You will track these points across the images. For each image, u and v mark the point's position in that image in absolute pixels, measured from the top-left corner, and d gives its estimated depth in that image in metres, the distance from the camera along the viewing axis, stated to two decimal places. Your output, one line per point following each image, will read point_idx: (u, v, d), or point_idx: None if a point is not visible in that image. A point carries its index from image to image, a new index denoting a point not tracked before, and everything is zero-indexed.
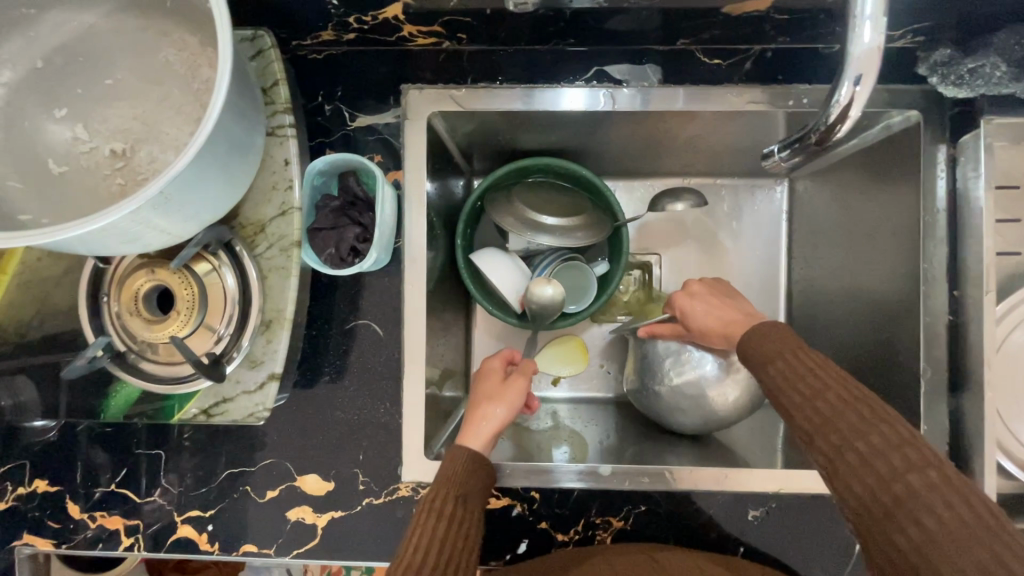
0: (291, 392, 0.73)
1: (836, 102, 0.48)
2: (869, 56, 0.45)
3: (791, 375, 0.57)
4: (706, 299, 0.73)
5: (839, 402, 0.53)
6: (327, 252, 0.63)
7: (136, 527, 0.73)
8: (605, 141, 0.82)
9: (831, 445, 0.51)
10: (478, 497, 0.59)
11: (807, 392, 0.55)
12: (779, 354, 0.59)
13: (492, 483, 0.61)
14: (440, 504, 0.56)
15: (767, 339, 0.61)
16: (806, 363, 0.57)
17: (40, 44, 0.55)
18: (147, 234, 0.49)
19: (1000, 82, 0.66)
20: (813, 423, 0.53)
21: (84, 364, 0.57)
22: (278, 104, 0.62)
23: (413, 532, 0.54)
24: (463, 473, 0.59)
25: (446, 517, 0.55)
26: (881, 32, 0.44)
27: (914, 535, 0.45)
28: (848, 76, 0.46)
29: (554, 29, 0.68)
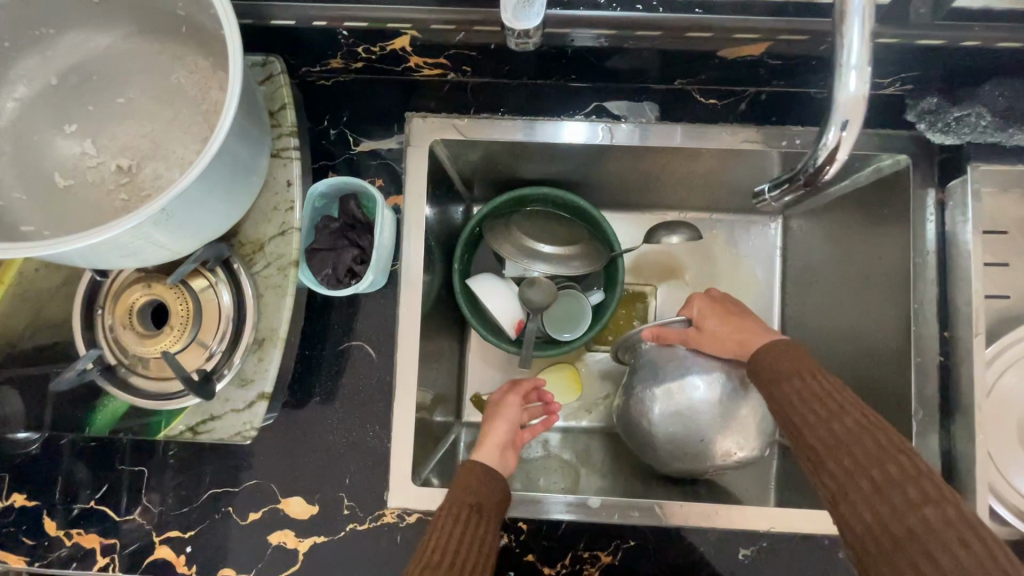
0: (281, 412, 0.72)
1: (823, 146, 0.49)
2: (854, 103, 0.46)
3: (805, 395, 0.59)
4: (718, 308, 0.76)
5: (855, 428, 0.55)
6: (324, 273, 0.64)
7: (112, 546, 0.72)
8: (603, 173, 0.84)
9: (844, 469, 0.53)
10: (495, 505, 0.63)
11: (822, 412, 0.57)
12: (793, 373, 0.61)
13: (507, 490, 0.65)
14: (458, 508, 0.62)
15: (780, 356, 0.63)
16: (820, 384, 0.59)
17: (55, 62, 0.57)
18: (146, 250, 0.49)
19: (986, 130, 0.64)
20: (825, 444, 0.55)
21: (72, 376, 0.58)
22: (284, 126, 0.63)
23: (431, 532, 0.60)
24: (478, 481, 0.64)
25: (460, 521, 0.60)
26: (866, 81, 0.45)
27: (925, 569, 0.46)
28: (833, 120, 0.47)
29: (556, 65, 0.70)
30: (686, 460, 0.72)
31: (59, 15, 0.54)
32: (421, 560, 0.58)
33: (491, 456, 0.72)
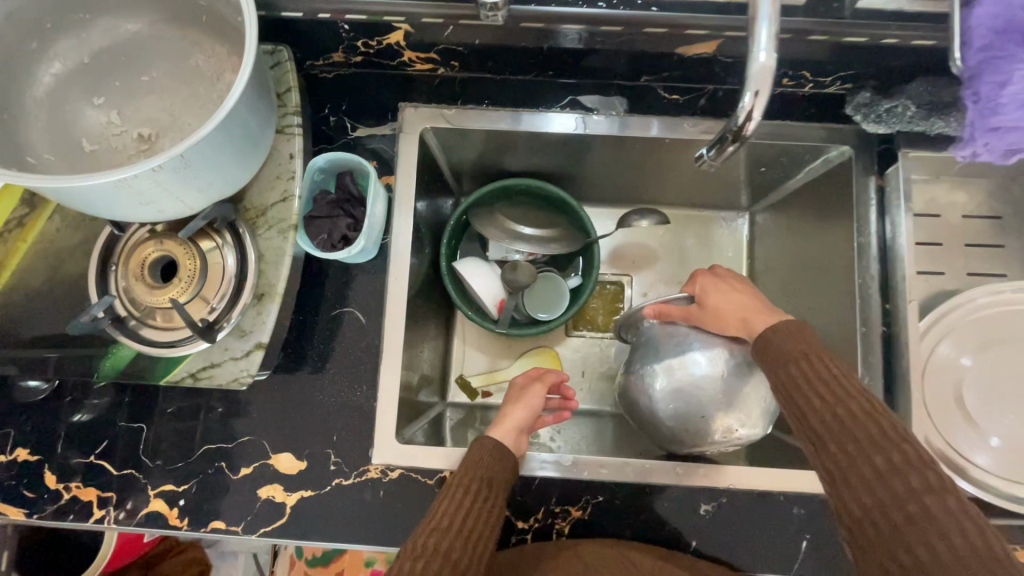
0: (275, 373, 0.78)
1: (740, 111, 0.48)
2: (764, 73, 0.45)
3: (810, 379, 0.60)
4: (724, 284, 0.76)
5: (861, 414, 0.56)
6: (319, 238, 0.70)
7: (109, 499, 0.75)
8: (580, 165, 0.91)
9: (847, 454, 0.55)
10: (502, 483, 0.66)
11: (827, 398, 0.58)
12: (799, 355, 0.61)
13: (516, 470, 0.68)
14: (467, 480, 0.65)
15: (784, 339, 0.63)
16: (826, 369, 0.60)
17: (88, 43, 0.64)
18: (161, 198, 0.56)
19: (912, 120, 0.72)
20: (829, 429, 0.57)
21: (87, 321, 0.62)
22: (289, 107, 0.71)
23: (442, 500, 0.64)
24: (491, 458, 0.67)
25: (470, 492, 0.64)
26: (774, 52, 0.45)
27: (921, 554, 0.49)
28: (747, 88, 0.46)
29: (534, 62, 0.78)
30: (688, 437, 0.73)
31: (95, 2, 0.62)
32: (431, 523, 0.62)
33: (504, 435, 0.72)
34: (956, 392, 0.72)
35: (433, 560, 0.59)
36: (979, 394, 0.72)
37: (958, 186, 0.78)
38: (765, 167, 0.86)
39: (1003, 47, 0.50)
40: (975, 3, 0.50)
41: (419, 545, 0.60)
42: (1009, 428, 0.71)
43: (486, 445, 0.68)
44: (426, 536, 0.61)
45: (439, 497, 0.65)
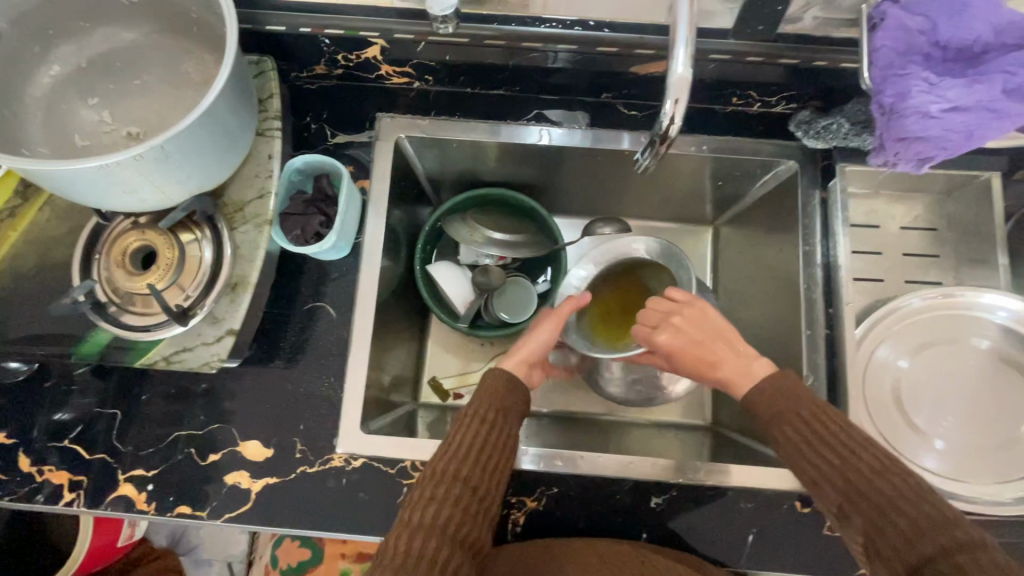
0: (247, 363, 0.81)
1: (663, 116, 0.53)
2: (681, 83, 0.51)
3: (814, 442, 0.63)
4: (690, 335, 0.73)
5: (869, 473, 0.59)
6: (293, 234, 0.75)
7: (80, 483, 0.78)
8: (548, 177, 0.96)
9: (869, 518, 0.57)
10: (517, 414, 0.72)
11: (835, 458, 0.61)
12: (795, 416, 0.64)
13: (528, 401, 0.74)
14: (484, 411, 0.70)
15: (774, 398, 0.66)
16: (827, 428, 0.63)
17: (86, 49, 0.70)
18: (143, 188, 0.60)
19: (847, 136, 0.78)
20: (845, 493, 0.59)
21: (67, 303, 0.66)
22: (269, 112, 0.75)
23: (458, 429, 0.69)
24: (507, 389, 0.72)
25: (487, 422, 0.69)
26: (689, 63, 0.50)
27: None
28: (667, 95, 0.52)
29: (501, 77, 0.84)
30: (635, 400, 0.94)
31: (95, 13, 0.68)
32: (450, 451, 0.67)
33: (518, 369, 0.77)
34: (895, 394, 0.74)
35: (453, 485, 0.64)
36: (918, 393, 0.74)
37: (896, 199, 0.83)
38: (722, 181, 0.90)
39: (903, 66, 0.55)
40: (879, 28, 0.56)
41: (439, 472, 0.65)
42: (948, 427, 0.73)
43: (499, 377, 0.73)
44: (444, 465, 0.66)
45: (455, 426, 0.70)
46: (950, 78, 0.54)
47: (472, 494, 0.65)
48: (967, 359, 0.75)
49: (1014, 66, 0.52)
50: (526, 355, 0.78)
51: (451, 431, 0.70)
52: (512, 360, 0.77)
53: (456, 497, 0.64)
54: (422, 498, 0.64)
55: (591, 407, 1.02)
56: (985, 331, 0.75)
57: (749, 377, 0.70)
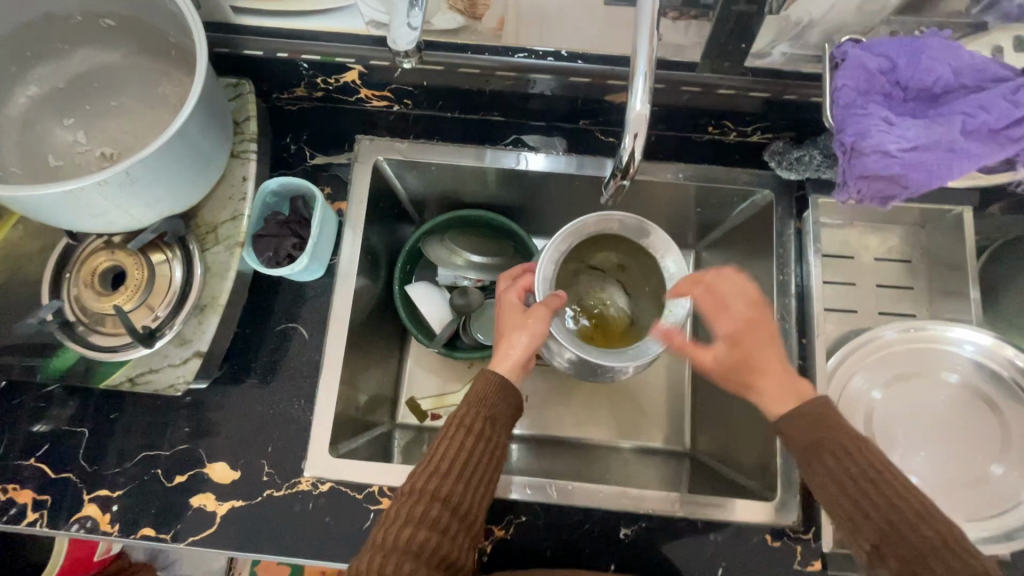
0: (217, 383, 0.80)
1: (623, 150, 0.54)
2: (640, 118, 0.52)
3: (858, 476, 0.58)
4: (761, 331, 0.66)
5: (912, 519, 0.55)
6: (266, 256, 0.75)
7: (43, 503, 0.77)
8: (528, 200, 0.96)
9: (910, 568, 0.54)
10: (504, 422, 0.70)
11: (875, 497, 0.57)
12: (839, 448, 0.59)
13: (518, 407, 0.72)
14: (470, 421, 0.67)
15: (814, 424, 0.61)
16: (873, 465, 0.58)
17: (64, 70, 0.70)
18: (111, 211, 0.61)
19: (819, 166, 0.79)
20: (882, 534, 0.56)
21: (33, 322, 0.67)
22: (246, 134, 0.77)
23: (442, 440, 0.66)
24: (496, 397, 0.69)
25: (472, 434, 0.67)
26: (648, 100, 0.51)
27: None
28: (627, 130, 0.53)
29: (480, 102, 0.85)
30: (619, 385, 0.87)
31: (73, 35, 0.69)
32: (430, 467, 0.64)
33: (513, 370, 0.71)
34: (867, 428, 0.73)
35: (431, 504, 0.63)
36: (888, 426, 0.73)
37: (870, 230, 0.83)
38: (700, 208, 0.90)
39: (865, 105, 0.55)
40: (840, 67, 0.56)
41: (418, 489, 0.63)
42: (918, 461, 0.72)
43: (489, 383, 0.70)
44: (424, 481, 0.64)
45: (439, 436, 0.67)
46: (910, 119, 0.54)
47: (453, 512, 0.63)
48: (937, 393, 0.74)
49: (972, 108, 0.53)
50: (523, 357, 0.71)
51: (435, 440, 0.67)
52: (506, 364, 0.71)
53: (435, 516, 0.62)
54: (397, 519, 0.62)
55: (570, 430, 1.00)
56: (955, 365, 0.75)
57: (798, 396, 0.63)
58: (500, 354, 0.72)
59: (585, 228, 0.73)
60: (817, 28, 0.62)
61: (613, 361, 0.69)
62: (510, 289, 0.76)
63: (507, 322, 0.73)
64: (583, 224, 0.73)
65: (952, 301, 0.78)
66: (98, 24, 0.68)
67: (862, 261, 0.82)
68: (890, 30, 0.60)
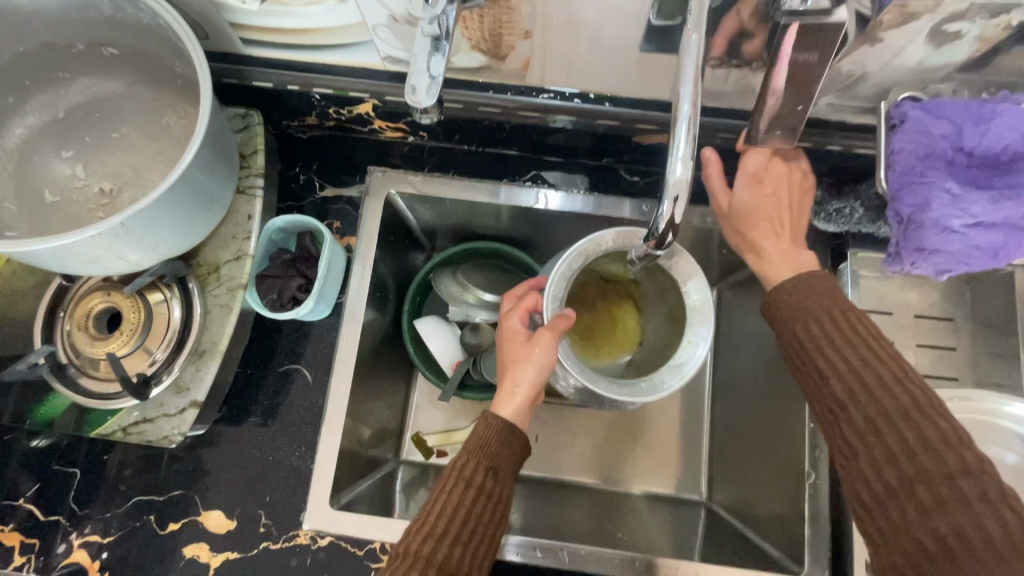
0: (215, 425, 0.77)
1: (660, 216, 0.50)
2: (681, 184, 0.48)
3: (835, 338, 0.57)
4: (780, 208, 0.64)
5: (887, 382, 0.54)
6: (270, 297, 0.72)
7: (32, 546, 0.73)
8: (544, 236, 0.92)
9: (869, 424, 0.54)
10: (507, 470, 0.64)
11: (856, 360, 0.55)
12: (822, 312, 0.58)
13: (522, 452, 0.66)
14: (470, 473, 0.62)
15: (803, 286, 0.60)
16: (854, 330, 0.57)
17: (64, 100, 0.67)
18: (108, 259, 0.57)
19: (861, 221, 0.74)
20: (852, 390, 0.55)
21: (24, 368, 0.64)
22: (253, 168, 0.73)
23: (440, 494, 0.61)
24: (498, 442, 0.64)
25: (472, 487, 0.61)
26: (690, 166, 0.47)
27: (950, 540, 0.48)
28: (667, 194, 0.49)
29: (499, 137, 0.81)
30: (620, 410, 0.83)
31: (74, 64, 0.65)
32: (425, 528, 0.59)
33: (517, 411, 0.66)
34: None
35: (426, 571, 0.57)
36: None
37: (910, 285, 0.78)
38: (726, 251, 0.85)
39: (923, 172, 0.52)
40: (897, 130, 0.53)
41: (413, 552, 0.58)
42: None
43: (491, 428, 0.65)
44: (420, 543, 0.58)
45: (436, 489, 0.62)
46: (975, 191, 0.51)
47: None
48: None
49: None
50: (525, 394, 0.66)
51: (431, 493, 0.62)
52: (509, 404, 0.66)
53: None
54: None
55: (578, 474, 0.95)
56: (1010, 444, 0.68)
57: (794, 263, 0.62)
58: (502, 394, 0.66)
59: (596, 245, 0.67)
60: (870, 82, 0.57)
61: (622, 393, 0.64)
62: (510, 316, 0.71)
63: (509, 354, 0.68)
64: (593, 241, 0.67)
65: (1000, 368, 0.73)
66: (101, 52, 0.64)
67: (904, 319, 0.77)
68: (950, 88, 0.56)
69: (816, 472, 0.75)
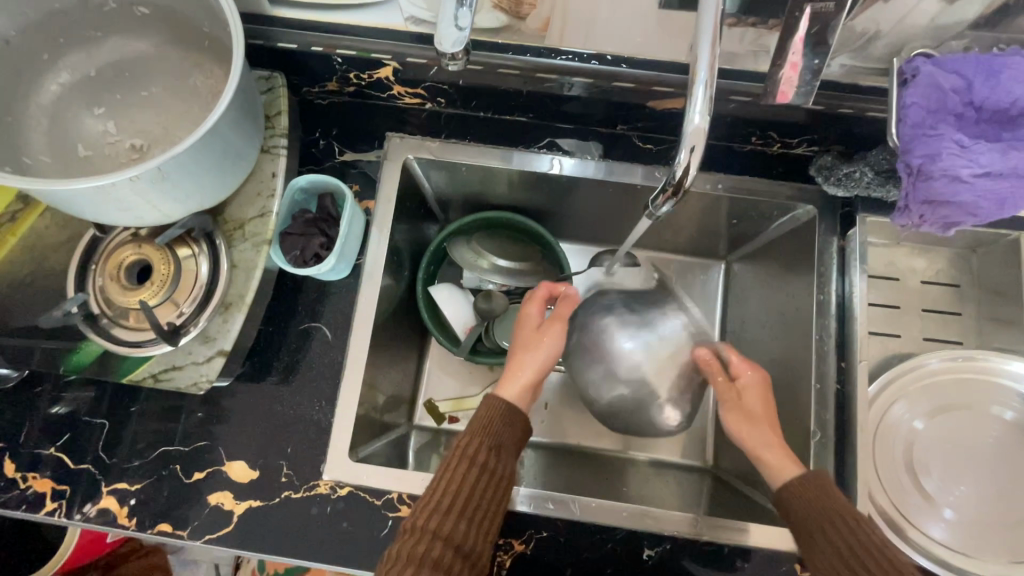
0: (238, 380, 0.79)
1: (677, 165, 0.52)
2: (698, 132, 0.50)
3: (843, 549, 0.59)
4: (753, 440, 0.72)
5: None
6: (293, 254, 0.74)
7: (63, 492, 0.76)
8: (558, 206, 0.93)
9: None
10: (509, 451, 0.67)
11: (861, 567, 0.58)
12: (833, 519, 0.61)
13: (525, 433, 0.71)
14: (472, 452, 0.65)
15: (813, 492, 0.63)
16: (856, 537, 0.59)
17: (97, 58, 0.69)
18: (140, 206, 0.60)
19: (868, 187, 0.74)
20: None
21: (59, 316, 0.68)
22: (277, 129, 0.76)
23: (444, 470, 0.64)
24: (499, 425, 0.68)
25: (477, 465, 0.64)
26: (707, 114, 0.49)
27: None
28: (683, 144, 0.51)
29: (515, 104, 0.82)
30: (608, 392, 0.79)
31: (106, 22, 0.67)
32: (430, 503, 0.62)
33: (523, 391, 0.72)
34: (909, 460, 0.71)
35: (432, 545, 0.59)
36: (932, 458, 0.71)
37: (916, 252, 0.80)
38: (736, 219, 0.87)
39: (934, 126, 0.54)
40: (910, 84, 0.55)
41: (419, 526, 0.60)
42: (956, 494, 0.69)
43: (495, 410, 0.69)
44: (425, 518, 0.61)
45: (442, 466, 0.65)
46: (983, 142, 0.53)
47: (457, 551, 0.60)
48: (986, 427, 0.72)
49: None
50: (530, 377, 0.73)
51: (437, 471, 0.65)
52: (513, 386, 0.72)
53: (437, 557, 0.59)
54: (398, 559, 0.59)
55: (587, 440, 0.97)
56: (1009, 401, 0.72)
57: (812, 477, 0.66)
58: (507, 378, 0.73)
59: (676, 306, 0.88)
60: (883, 40, 0.58)
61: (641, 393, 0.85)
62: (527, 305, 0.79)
63: (521, 339, 0.76)
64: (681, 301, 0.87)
65: (1004, 331, 0.75)
66: (133, 11, 0.66)
67: (911, 286, 0.79)
68: (962, 45, 0.57)
69: (822, 433, 0.72)
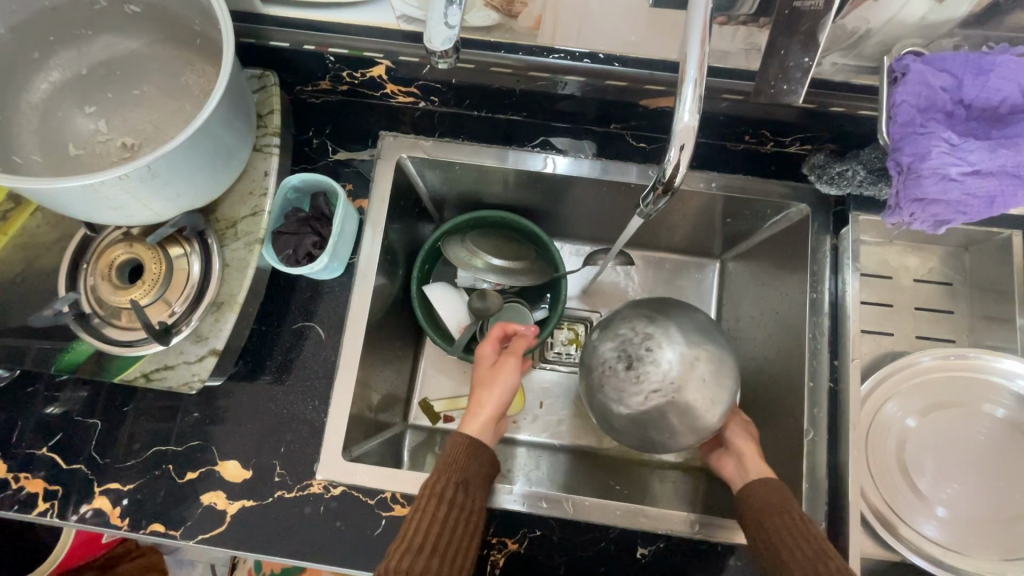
0: (231, 380, 0.79)
1: (667, 164, 0.52)
2: (687, 131, 0.50)
3: (783, 535, 0.65)
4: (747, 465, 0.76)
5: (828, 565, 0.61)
6: (285, 254, 0.74)
7: (55, 492, 0.76)
8: (552, 205, 0.93)
9: None
10: (477, 484, 0.68)
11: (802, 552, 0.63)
12: (773, 514, 0.67)
13: (493, 465, 0.72)
14: (441, 488, 0.66)
15: (763, 493, 0.69)
16: (789, 520, 0.65)
17: (87, 57, 0.69)
18: (131, 205, 0.60)
19: (861, 185, 0.73)
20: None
21: (50, 315, 0.66)
22: (269, 128, 0.75)
23: (414, 511, 0.64)
24: (465, 463, 0.69)
25: (445, 499, 0.65)
26: (695, 112, 0.49)
27: None
28: (673, 143, 0.51)
29: (509, 103, 0.82)
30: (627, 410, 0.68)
31: (96, 21, 0.67)
32: (404, 542, 0.62)
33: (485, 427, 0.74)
34: (901, 458, 0.71)
35: None
36: (925, 457, 0.71)
37: (909, 250, 0.80)
38: (730, 218, 0.87)
39: (923, 124, 0.54)
40: (900, 82, 0.55)
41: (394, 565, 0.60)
42: (948, 491, 0.69)
43: (459, 447, 0.71)
44: (397, 557, 0.61)
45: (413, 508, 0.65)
46: (973, 140, 0.53)
47: None
48: (977, 425, 0.72)
49: None
50: (490, 413, 0.75)
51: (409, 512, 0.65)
52: (474, 423, 0.74)
53: None
54: None
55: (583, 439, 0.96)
56: (1001, 399, 0.72)
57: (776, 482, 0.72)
58: (467, 418, 0.75)
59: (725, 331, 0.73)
60: (873, 39, 0.59)
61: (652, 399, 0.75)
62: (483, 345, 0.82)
63: (478, 378, 0.79)
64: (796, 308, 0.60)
65: (996, 328, 0.75)
66: (123, 9, 0.66)
67: (903, 284, 0.79)
68: (952, 43, 0.58)
69: (814, 430, 0.72)
